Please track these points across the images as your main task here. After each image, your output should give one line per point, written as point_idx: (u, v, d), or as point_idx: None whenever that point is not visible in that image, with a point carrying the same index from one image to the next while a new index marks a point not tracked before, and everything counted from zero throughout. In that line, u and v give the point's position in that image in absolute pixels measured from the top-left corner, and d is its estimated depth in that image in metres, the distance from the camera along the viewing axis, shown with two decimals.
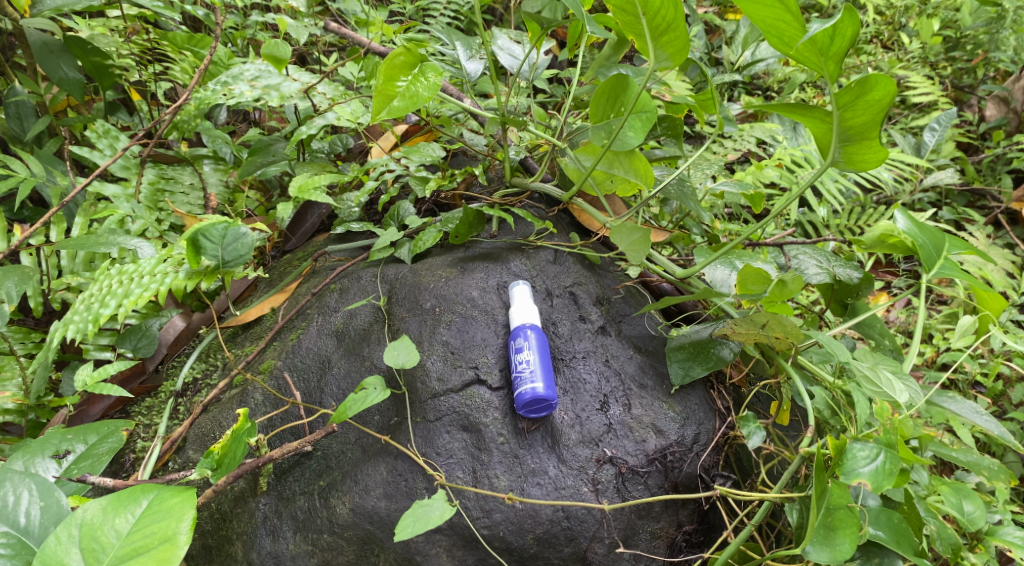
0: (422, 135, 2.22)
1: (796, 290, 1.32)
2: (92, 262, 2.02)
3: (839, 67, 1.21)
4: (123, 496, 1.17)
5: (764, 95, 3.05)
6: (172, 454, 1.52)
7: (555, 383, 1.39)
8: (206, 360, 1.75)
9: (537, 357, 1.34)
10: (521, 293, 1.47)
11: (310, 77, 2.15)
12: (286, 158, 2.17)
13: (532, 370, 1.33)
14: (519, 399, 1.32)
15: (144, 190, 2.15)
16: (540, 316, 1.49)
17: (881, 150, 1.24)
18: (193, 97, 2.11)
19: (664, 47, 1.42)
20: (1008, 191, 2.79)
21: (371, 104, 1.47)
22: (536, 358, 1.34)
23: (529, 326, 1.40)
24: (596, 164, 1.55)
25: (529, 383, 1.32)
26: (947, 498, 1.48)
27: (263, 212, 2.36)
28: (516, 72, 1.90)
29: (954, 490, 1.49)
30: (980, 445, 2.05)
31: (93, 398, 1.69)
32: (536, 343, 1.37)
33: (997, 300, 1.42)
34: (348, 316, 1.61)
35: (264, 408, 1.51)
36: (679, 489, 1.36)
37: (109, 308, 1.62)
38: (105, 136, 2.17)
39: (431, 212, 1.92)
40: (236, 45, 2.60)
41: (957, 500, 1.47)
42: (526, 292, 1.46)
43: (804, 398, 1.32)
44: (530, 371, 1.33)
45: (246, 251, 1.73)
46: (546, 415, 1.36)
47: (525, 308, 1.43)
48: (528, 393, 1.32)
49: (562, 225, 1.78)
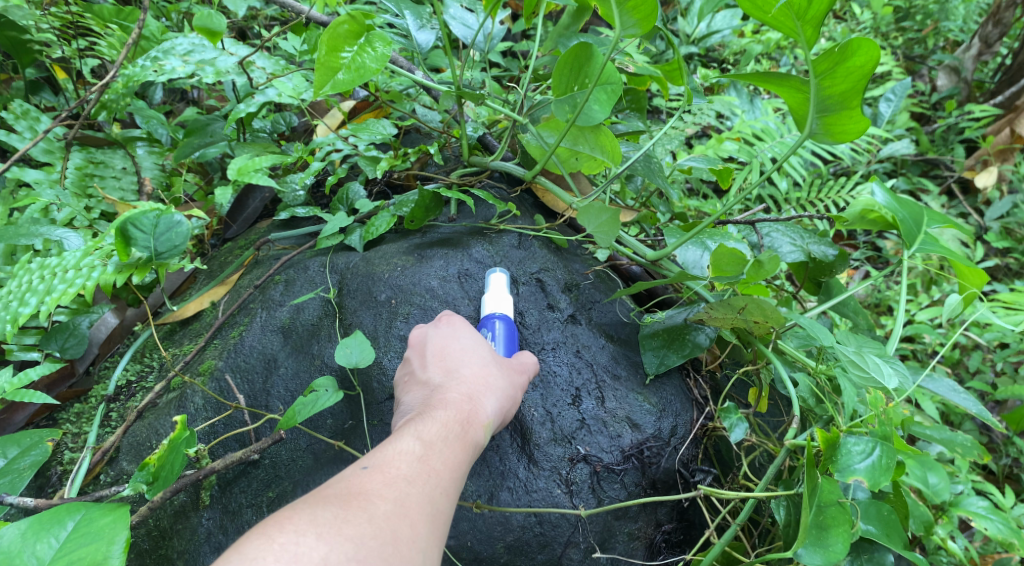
0: (372, 112, 2.07)
1: (773, 270, 1.23)
2: (13, 255, 1.79)
3: (818, 32, 1.14)
4: (44, 518, 1.04)
5: (720, 68, 2.96)
6: (104, 466, 1.39)
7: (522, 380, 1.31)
8: (141, 361, 1.60)
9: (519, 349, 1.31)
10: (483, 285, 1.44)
11: (247, 50, 1.98)
12: (226, 139, 2.01)
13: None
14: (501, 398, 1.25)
15: (70, 175, 1.96)
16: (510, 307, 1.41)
17: (862, 121, 1.18)
18: (121, 74, 1.92)
19: (631, 13, 1.32)
20: (961, 160, 2.77)
21: (314, 78, 1.33)
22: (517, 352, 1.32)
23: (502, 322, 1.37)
24: (561, 141, 1.45)
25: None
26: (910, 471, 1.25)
27: (203, 196, 2.18)
28: (471, 43, 1.78)
29: (919, 462, 1.26)
30: (938, 414, 2.01)
31: (14, 405, 1.52)
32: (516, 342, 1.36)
33: (978, 275, 1.38)
34: (295, 310, 1.49)
35: (205, 413, 1.38)
36: (656, 487, 1.30)
37: (30, 306, 1.46)
38: (24, 117, 1.97)
39: (382, 194, 1.80)
40: (169, 19, 2.41)
41: (921, 472, 1.24)
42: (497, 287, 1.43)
43: (789, 387, 1.27)
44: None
45: (181, 241, 1.59)
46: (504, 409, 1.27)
47: (497, 297, 1.36)
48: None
49: (526, 207, 1.69)
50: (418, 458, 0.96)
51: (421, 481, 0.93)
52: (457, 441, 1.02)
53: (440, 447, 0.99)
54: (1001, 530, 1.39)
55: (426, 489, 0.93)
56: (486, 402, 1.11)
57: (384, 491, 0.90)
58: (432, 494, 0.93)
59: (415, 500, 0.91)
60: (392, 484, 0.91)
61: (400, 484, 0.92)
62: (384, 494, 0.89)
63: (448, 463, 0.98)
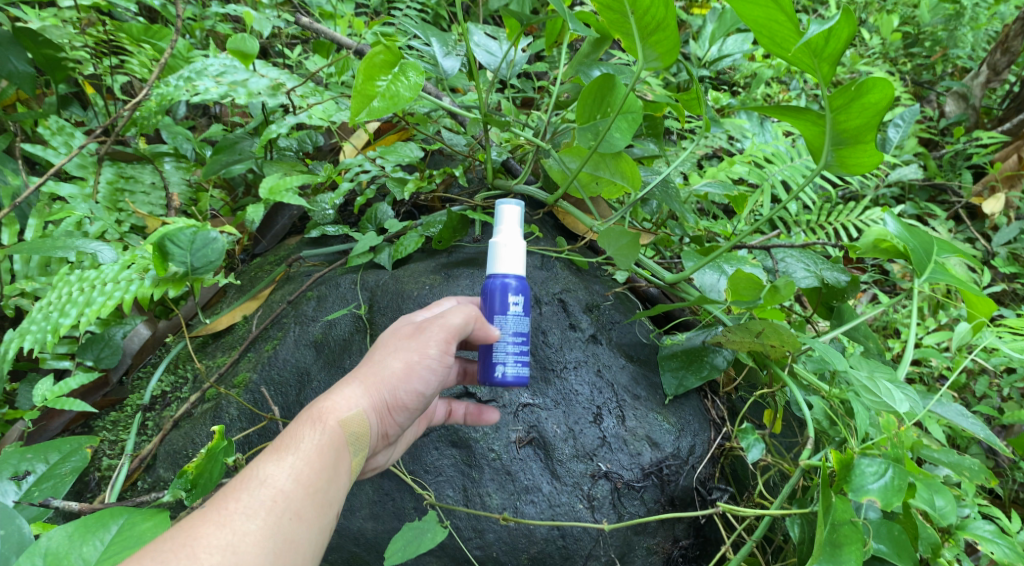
0: (396, 133, 2.14)
1: (787, 296, 1.28)
2: (48, 266, 1.88)
3: (834, 69, 1.20)
4: (90, 522, 1.08)
5: (731, 90, 3.03)
6: (141, 473, 1.46)
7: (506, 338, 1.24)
8: (175, 372, 1.66)
9: (498, 320, 1.25)
10: (505, 221, 1.32)
11: (277, 72, 2.05)
12: (253, 157, 2.09)
13: (510, 341, 1.24)
14: (524, 382, 1.26)
15: (102, 190, 2.04)
16: (512, 251, 1.29)
17: (875, 154, 1.23)
18: (153, 93, 2.00)
19: (653, 47, 1.38)
20: (968, 186, 2.81)
21: (350, 105, 1.40)
22: (505, 321, 1.25)
23: (517, 276, 1.29)
24: (583, 167, 1.51)
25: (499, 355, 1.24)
26: (917, 492, 1.28)
27: (229, 212, 2.25)
28: (494, 70, 1.83)
29: (926, 485, 1.29)
30: (945, 437, 2.04)
31: (52, 412, 1.59)
32: (513, 296, 1.26)
33: (986, 304, 1.43)
34: (327, 326, 1.56)
35: (240, 424, 1.47)
36: (675, 504, 1.35)
37: (70, 317, 1.52)
38: (59, 133, 2.05)
39: (410, 215, 1.88)
40: (194, 37, 2.50)
41: (928, 496, 1.27)
42: (503, 227, 1.31)
43: (803, 409, 1.32)
44: (516, 341, 1.25)
45: (216, 257, 1.65)
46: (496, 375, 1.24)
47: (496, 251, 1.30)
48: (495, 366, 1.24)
49: (547, 229, 1.77)
50: (262, 484, 0.97)
51: (260, 513, 0.94)
52: (312, 452, 1.03)
53: (290, 466, 1.00)
54: (1007, 554, 1.39)
55: (267, 522, 0.94)
56: (354, 398, 1.09)
57: (216, 535, 0.90)
58: (275, 525, 0.95)
59: (253, 538, 0.92)
60: (224, 525, 0.92)
61: (237, 521, 0.93)
62: (216, 540, 0.90)
63: (297, 482, 0.99)
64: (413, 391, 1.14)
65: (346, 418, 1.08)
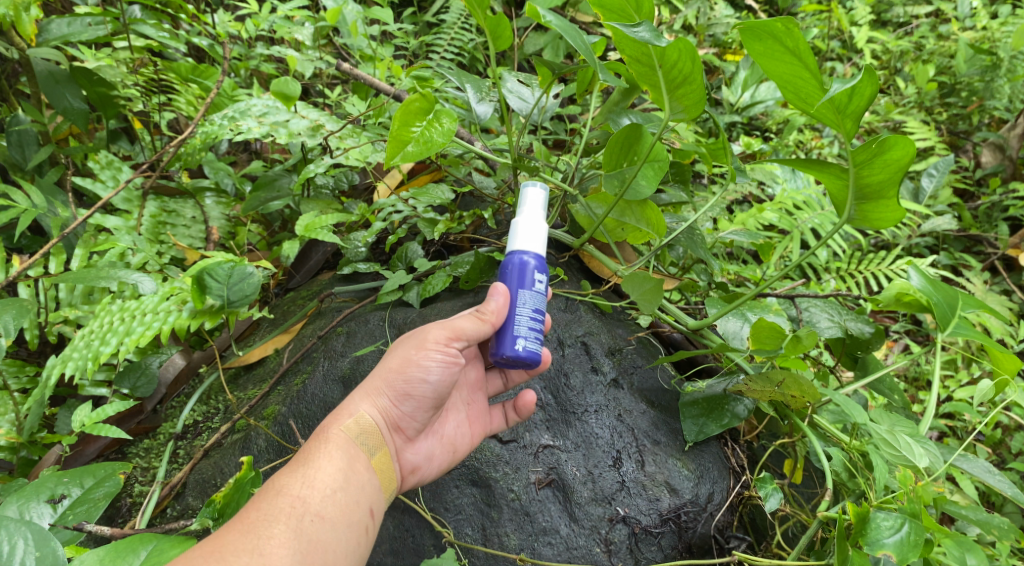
0: (428, 173, 2.22)
1: (810, 345, 1.28)
2: (90, 294, 1.96)
3: (857, 125, 1.22)
4: (120, 547, 1.12)
5: (762, 135, 3.05)
6: (170, 500, 1.50)
7: (526, 314, 1.28)
8: (207, 402, 1.71)
9: (521, 293, 1.29)
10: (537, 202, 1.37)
11: (317, 114, 2.14)
12: (290, 194, 2.17)
13: (529, 316, 1.29)
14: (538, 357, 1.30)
15: (146, 222, 2.13)
16: (535, 228, 1.34)
17: (898, 210, 1.25)
18: (199, 131, 2.10)
19: (679, 100, 1.43)
20: (1005, 237, 2.76)
21: (386, 148, 1.48)
22: (529, 296, 1.29)
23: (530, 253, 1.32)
24: (608, 213, 1.56)
25: (519, 337, 1.27)
26: (947, 550, 1.21)
27: (265, 246, 2.33)
28: (526, 116, 1.88)
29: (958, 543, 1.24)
30: (978, 494, 1.97)
31: (88, 438, 1.62)
32: (535, 274, 1.31)
33: (1013, 361, 1.41)
34: (355, 361, 1.61)
35: (267, 455, 1.51)
36: (692, 551, 1.35)
37: (110, 346, 1.58)
38: (109, 167, 2.15)
39: (439, 253, 1.95)
40: (239, 75, 2.61)
41: (959, 553, 1.21)
42: (536, 207, 1.35)
43: (823, 460, 1.30)
44: (538, 316, 1.31)
45: (251, 291, 1.69)
46: (512, 353, 1.28)
47: (527, 227, 1.33)
48: (514, 349, 1.28)
49: (573, 271, 1.82)
50: (279, 493, 1.09)
51: (280, 518, 1.06)
52: (324, 461, 1.17)
53: (304, 475, 1.13)
54: None
55: (290, 523, 1.06)
56: (354, 405, 1.23)
57: (240, 541, 1.02)
58: (298, 528, 1.06)
59: (277, 541, 1.04)
60: (249, 532, 1.04)
61: (261, 528, 1.04)
62: (241, 544, 1.01)
63: (312, 488, 1.12)
64: (404, 377, 1.26)
65: (347, 423, 1.22)
